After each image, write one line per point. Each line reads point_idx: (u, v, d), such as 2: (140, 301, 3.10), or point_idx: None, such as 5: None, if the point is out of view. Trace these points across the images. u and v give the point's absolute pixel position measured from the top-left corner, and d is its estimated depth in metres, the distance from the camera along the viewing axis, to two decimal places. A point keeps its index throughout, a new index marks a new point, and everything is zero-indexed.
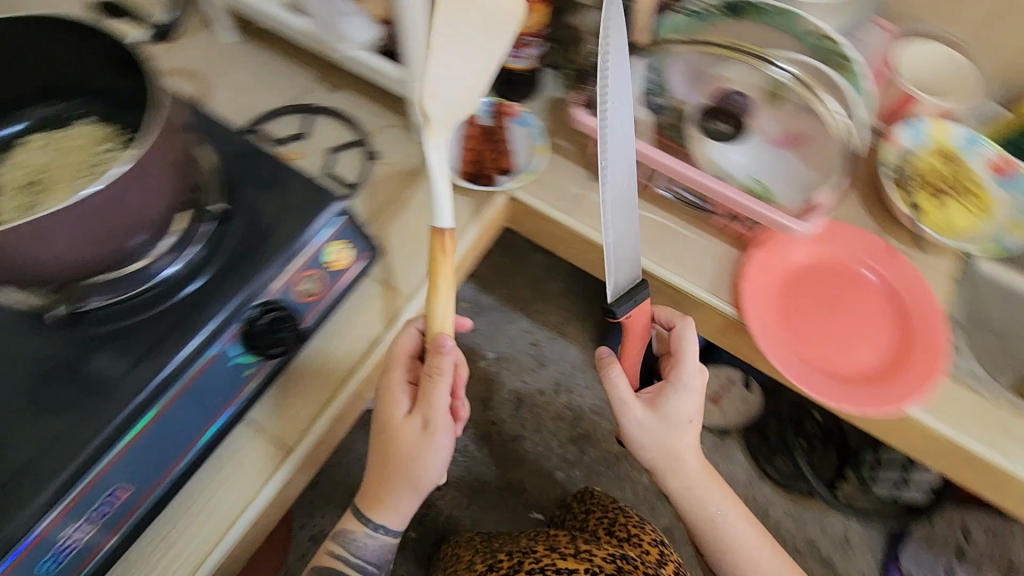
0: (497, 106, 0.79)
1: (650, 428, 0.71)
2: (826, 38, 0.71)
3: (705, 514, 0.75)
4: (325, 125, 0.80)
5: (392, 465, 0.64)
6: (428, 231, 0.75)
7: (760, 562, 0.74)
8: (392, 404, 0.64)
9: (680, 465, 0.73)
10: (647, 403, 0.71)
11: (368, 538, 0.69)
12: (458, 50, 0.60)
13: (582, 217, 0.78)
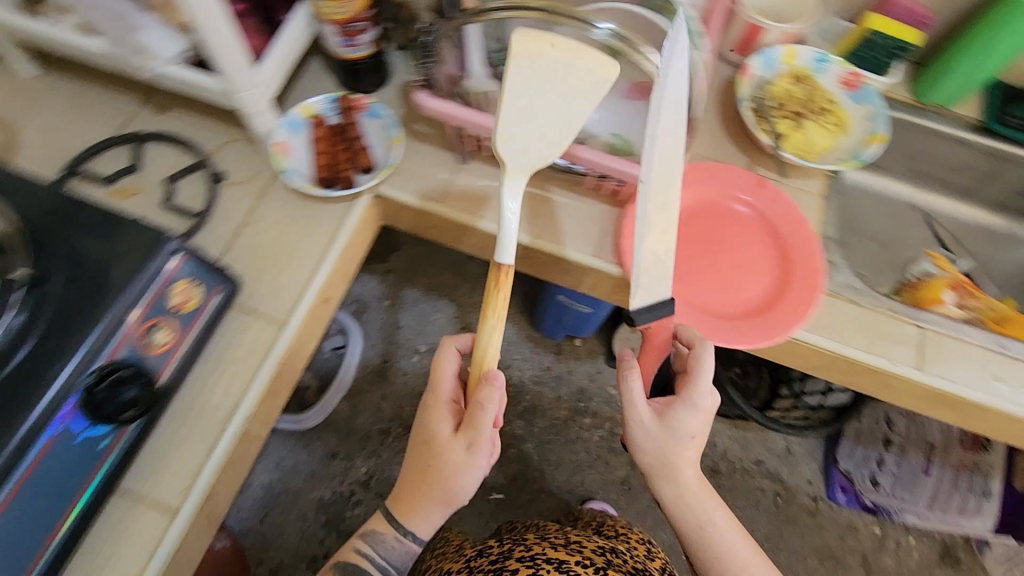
0: (342, 101, 0.74)
1: (655, 443, 0.68)
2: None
3: (705, 536, 0.70)
4: (159, 152, 0.73)
5: (429, 479, 0.67)
6: (292, 248, 0.71)
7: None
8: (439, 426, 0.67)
9: (683, 481, 0.69)
10: (655, 417, 0.67)
11: (395, 542, 0.72)
12: (540, 103, 0.57)
13: (453, 204, 0.75)
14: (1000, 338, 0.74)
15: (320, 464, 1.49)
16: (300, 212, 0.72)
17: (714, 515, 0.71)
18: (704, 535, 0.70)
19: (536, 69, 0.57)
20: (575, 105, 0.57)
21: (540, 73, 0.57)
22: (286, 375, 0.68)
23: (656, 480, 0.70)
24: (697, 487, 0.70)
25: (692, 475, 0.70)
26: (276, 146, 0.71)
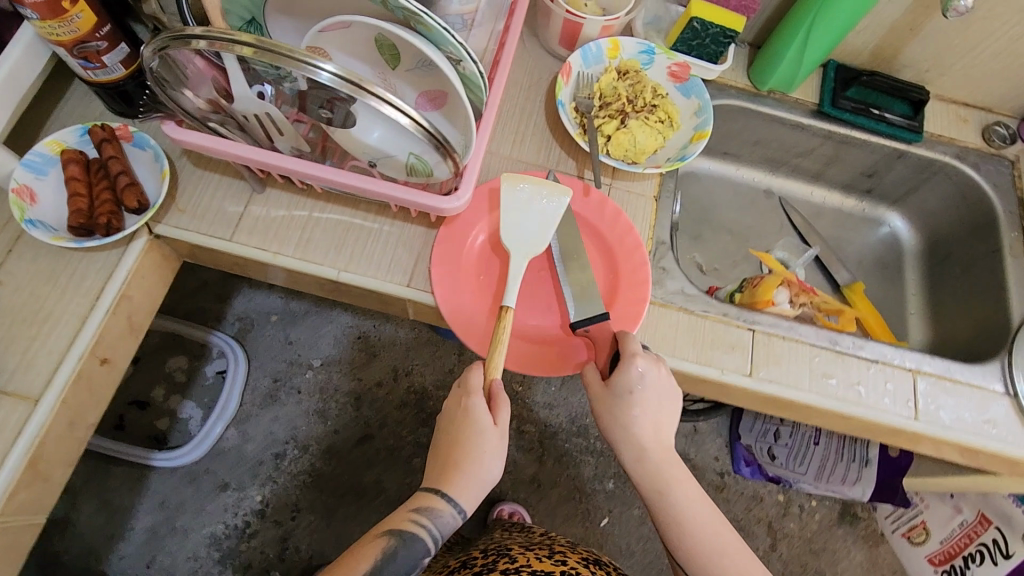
0: (94, 130, 0.64)
1: (612, 417, 0.62)
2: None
3: (668, 513, 0.63)
4: None
5: (472, 459, 0.61)
6: (51, 308, 0.62)
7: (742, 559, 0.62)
8: (474, 408, 0.62)
9: (642, 454, 0.62)
10: (603, 388, 0.63)
11: (455, 521, 0.62)
12: (525, 212, 0.66)
13: (247, 239, 0.67)
14: (832, 334, 0.73)
15: (209, 499, 1.40)
16: (60, 267, 0.63)
17: (685, 495, 0.63)
18: (672, 511, 0.63)
19: (520, 194, 0.67)
20: (551, 208, 0.66)
21: (522, 195, 0.67)
22: (53, 454, 0.60)
23: (630, 459, 0.63)
24: (662, 459, 0.63)
25: (659, 445, 0.63)
26: (16, 192, 0.61)
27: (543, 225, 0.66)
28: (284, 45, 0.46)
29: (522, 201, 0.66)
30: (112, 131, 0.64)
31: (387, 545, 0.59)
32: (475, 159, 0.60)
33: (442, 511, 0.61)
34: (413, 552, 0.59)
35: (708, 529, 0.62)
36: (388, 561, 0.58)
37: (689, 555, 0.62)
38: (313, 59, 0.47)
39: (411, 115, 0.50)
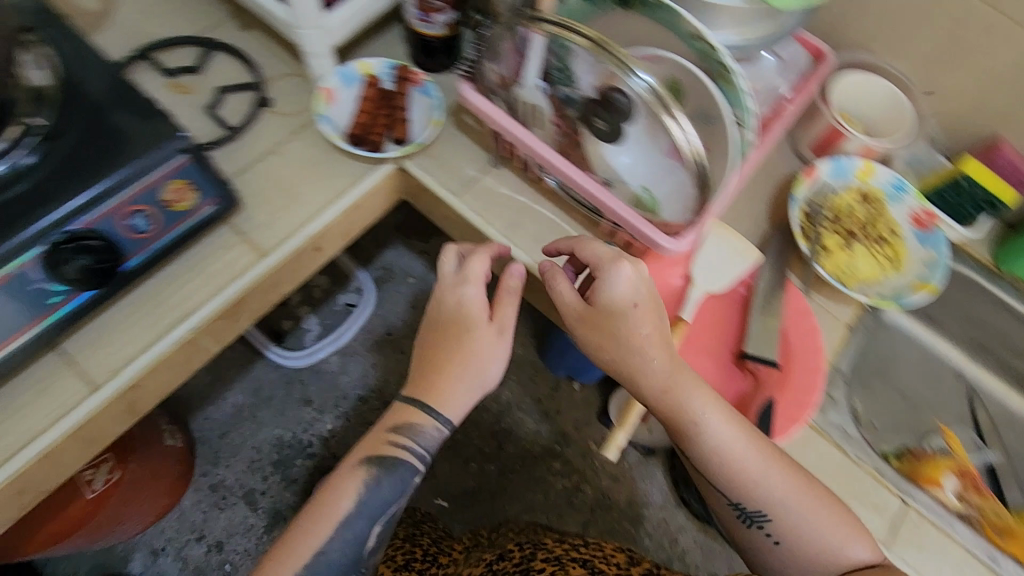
0: (400, 70, 0.76)
1: (607, 341, 0.59)
2: (706, 42, 0.61)
3: (703, 442, 0.60)
4: (224, 64, 0.77)
5: (437, 385, 0.63)
6: (304, 189, 0.72)
7: (810, 509, 0.59)
8: (470, 316, 0.63)
9: (654, 380, 0.60)
10: (583, 311, 0.59)
11: (435, 434, 0.64)
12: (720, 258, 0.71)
13: (470, 201, 0.74)
14: (992, 549, 0.65)
15: (292, 406, 1.51)
16: (323, 161, 0.73)
17: (710, 420, 0.59)
18: (703, 438, 0.59)
19: (721, 244, 0.72)
20: (738, 261, 0.71)
21: (719, 243, 0.71)
22: (252, 303, 0.69)
23: (647, 391, 0.60)
24: (677, 385, 0.60)
25: (672, 368, 0.60)
26: (322, 91, 0.73)
27: (729, 274, 0.71)
28: (618, 48, 0.58)
29: (720, 249, 0.71)
30: (411, 74, 0.76)
31: (371, 475, 0.62)
32: (720, 206, 0.62)
33: (419, 433, 0.63)
34: (396, 479, 0.63)
35: (738, 455, 0.59)
36: (371, 490, 0.62)
37: (723, 480, 0.60)
38: (638, 67, 0.59)
39: (693, 140, 0.60)
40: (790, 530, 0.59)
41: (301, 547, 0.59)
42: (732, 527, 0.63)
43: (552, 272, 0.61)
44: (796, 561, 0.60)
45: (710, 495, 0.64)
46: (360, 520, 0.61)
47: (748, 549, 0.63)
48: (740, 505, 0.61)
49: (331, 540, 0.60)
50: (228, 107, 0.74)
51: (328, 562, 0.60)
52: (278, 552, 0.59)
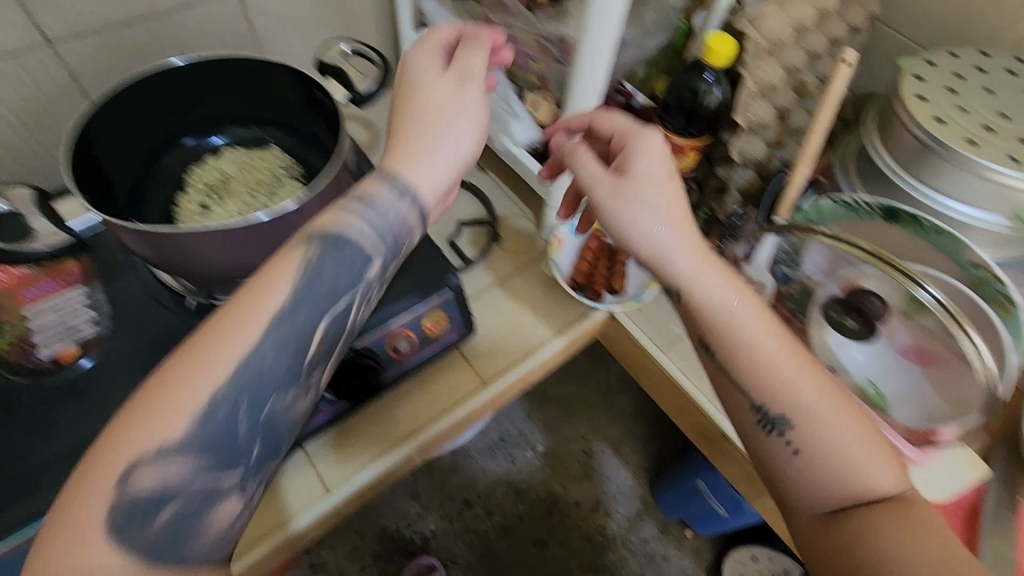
0: None
1: (625, 198, 0.51)
2: (990, 273, 0.61)
3: (731, 337, 0.49)
4: (464, 199, 0.86)
5: (399, 159, 0.48)
6: (525, 325, 0.77)
7: (847, 440, 0.46)
8: (419, 82, 0.49)
9: (655, 241, 0.51)
10: (616, 182, 0.52)
11: (391, 208, 0.47)
12: (941, 473, 0.68)
13: (676, 359, 0.77)
14: None
15: (396, 498, 1.49)
16: (544, 300, 0.79)
17: (740, 308, 0.49)
18: (729, 337, 0.49)
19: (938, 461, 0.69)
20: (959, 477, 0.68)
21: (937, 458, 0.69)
22: (465, 428, 0.73)
23: (652, 258, 0.51)
24: (689, 261, 0.50)
25: (682, 237, 0.51)
26: (555, 239, 0.79)
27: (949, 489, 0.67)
28: (901, 264, 0.58)
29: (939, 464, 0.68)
30: None
31: (308, 257, 0.43)
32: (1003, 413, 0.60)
33: (370, 198, 0.46)
34: (342, 264, 0.44)
35: (769, 352, 0.48)
36: (303, 274, 0.43)
37: (744, 376, 0.48)
38: (926, 281, 0.58)
39: (987, 360, 0.56)
40: (822, 443, 0.46)
41: (210, 351, 0.39)
42: (746, 441, 0.50)
43: (574, 150, 0.54)
44: (817, 478, 0.46)
45: (723, 396, 0.51)
46: (301, 311, 0.42)
47: (765, 464, 0.49)
48: (763, 408, 0.47)
49: (266, 339, 0.41)
50: (465, 240, 0.83)
51: (258, 382, 0.40)
52: (184, 352, 0.40)
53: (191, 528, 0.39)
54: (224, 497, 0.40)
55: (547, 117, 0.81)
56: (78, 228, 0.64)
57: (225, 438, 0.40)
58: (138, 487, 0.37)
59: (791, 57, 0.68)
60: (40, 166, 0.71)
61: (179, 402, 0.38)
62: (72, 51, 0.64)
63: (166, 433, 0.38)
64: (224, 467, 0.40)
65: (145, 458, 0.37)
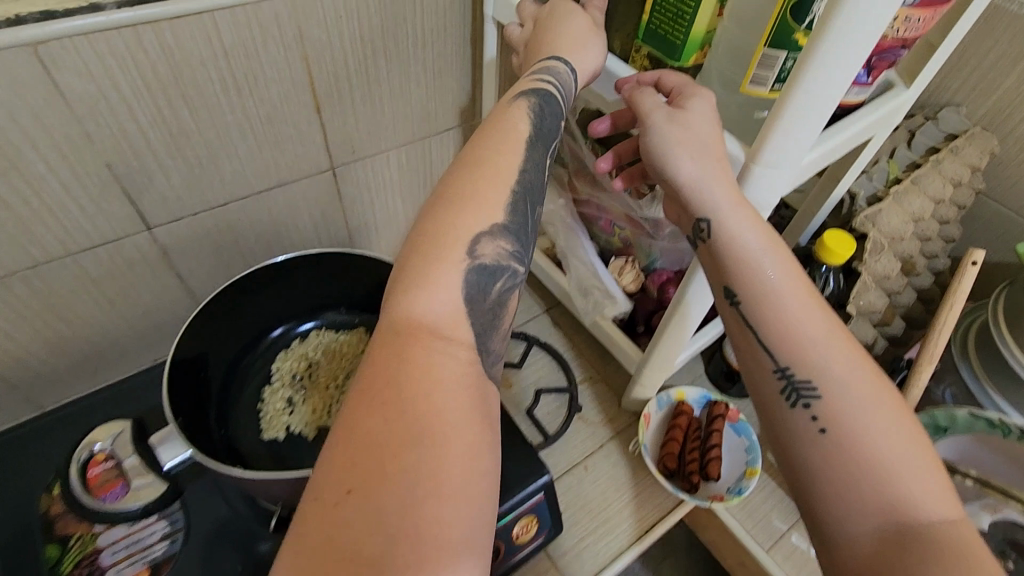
0: (715, 404, 0.75)
1: (683, 126, 0.45)
2: None
3: (752, 282, 0.44)
4: (539, 360, 0.83)
5: (563, 45, 0.51)
6: (611, 514, 0.71)
7: (875, 421, 0.39)
8: (567, 12, 0.53)
9: (688, 177, 0.45)
10: (672, 113, 0.46)
11: (570, 83, 0.50)
12: None
13: (780, 561, 0.69)
14: None
15: None
16: (630, 482, 0.73)
17: (770, 258, 0.44)
18: (755, 280, 0.44)
19: None
20: None
21: None
22: None
23: (686, 190, 0.45)
24: (729, 199, 0.44)
25: (722, 177, 0.44)
26: (644, 415, 0.75)
27: None
28: None
29: None
30: (728, 410, 0.75)
31: (531, 107, 0.47)
32: None
33: (552, 69, 0.49)
34: (556, 117, 0.48)
35: (799, 312, 0.42)
36: (536, 119, 0.47)
37: (771, 333, 0.43)
38: None
39: None
40: (849, 417, 0.39)
41: (503, 164, 0.43)
42: (767, 414, 0.44)
43: (636, 89, 0.49)
44: (841, 464, 0.38)
45: (744, 360, 0.46)
46: (540, 145, 0.46)
47: (781, 443, 0.42)
48: (787, 372, 0.42)
49: (527, 158, 0.45)
50: (543, 408, 0.79)
51: (533, 192, 0.44)
52: (476, 172, 0.43)
53: (498, 314, 0.41)
54: (514, 288, 0.42)
55: (633, 284, 0.76)
56: (170, 465, 0.48)
57: (521, 240, 0.43)
58: (482, 259, 0.40)
59: (905, 246, 0.66)
60: (118, 334, 0.69)
61: (494, 195, 0.42)
62: (168, 231, 0.64)
63: (485, 223, 0.41)
64: (521, 260, 0.43)
65: (479, 234, 0.40)
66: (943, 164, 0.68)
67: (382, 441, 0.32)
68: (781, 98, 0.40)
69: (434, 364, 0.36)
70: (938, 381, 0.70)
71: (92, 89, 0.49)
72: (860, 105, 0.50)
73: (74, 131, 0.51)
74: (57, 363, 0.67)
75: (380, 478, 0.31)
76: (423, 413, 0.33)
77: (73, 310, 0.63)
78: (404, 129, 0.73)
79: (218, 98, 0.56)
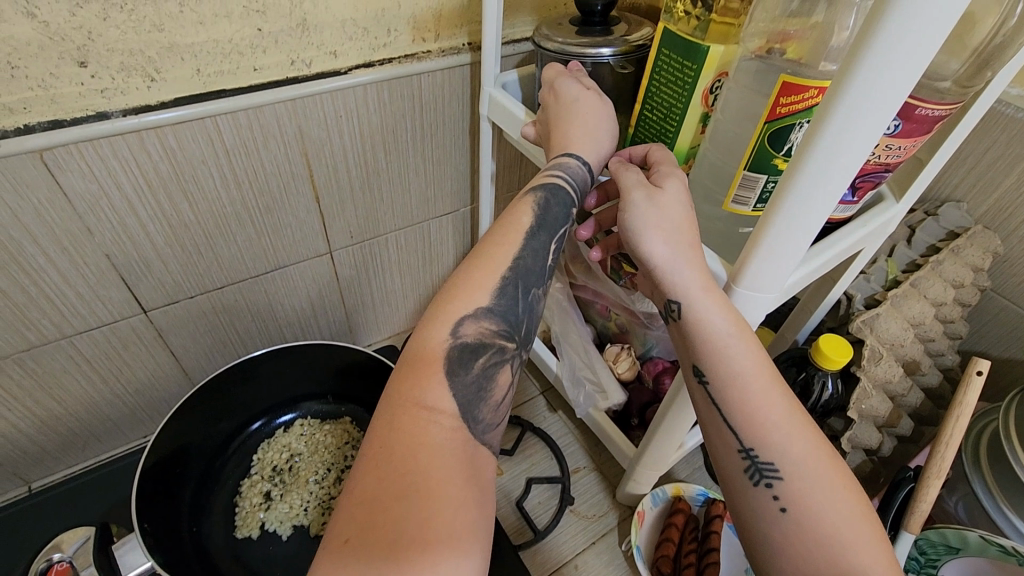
0: (713, 502, 0.72)
1: (661, 209, 0.41)
2: None
3: (715, 360, 0.40)
4: (533, 446, 0.81)
5: (573, 138, 0.48)
6: None
7: (834, 505, 0.36)
8: (573, 99, 0.49)
9: (662, 260, 0.41)
10: (652, 193, 0.41)
11: (583, 173, 0.48)
12: None
13: None
14: None
15: None
16: None
17: (738, 342, 0.40)
18: (716, 358, 0.40)
19: None
20: None
21: None
22: None
23: (656, 270, 0.41)
24: (694, 275, 0.40)
25: (695, 257, 0.41)
26: (637, 513, 0.72)
27: None
28: None
29: None
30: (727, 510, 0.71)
31: (536, 200, 0.46)
32: None
33: (564, 164, 0.47)
34: (563, 206, 0.46)
35: (766, 396, 0.39)
36: (544, 213, 0.46)
37: (735, 412, 0.40)
38: None
39: None
40: (811, 502, 0.36)
41: (498, 252, 0.42)
42: (730, 495, 0.41)
43: (620, 166, 0.45)
44: (805, 552, 0.35)
45: (708, 434, 0.42)
46: (543, 234, 0.45)
47: (744, 524, 0.39)
48: (751, 454, 0.39)
49: (524, 247, 0.43)
50: (535, 499, 0.76)
51: (529, 274, 0.43)
52: (471, 262, 0.42)
53: (485, 388, 0.38)
54: (504, 362, 0.40)
55: (629, 372, 0.74)
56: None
57: (511, 316, 0.41)
58: (463, 338, 0.38)
59: (906, 350, 0.65)
60: (110, 413, 0.69)
61: (486, 275, 0.41)
62: (164, 315, 0.64)
63: (471, 305, 0.39)
64: (510, 336, 0.41)
65: (465, 315, 0.39)
66: (944, 266, 0.67)
67: (381, 494, 0.31)
68: (765, 216, 0.38)
69: (421, 429, 0.34)
70: (949, 489, 0.67)
71: (94, 188, 0.51)
72: (848, 219, 0.50)
73: (75, 226, 0.52)
74: (47, 442, 0.66)
75: (380, 530, 0.30)
76: (418, 472, 0.32)
77: (63, 391, 0.63)
78: (402, 212, 0.74)
79: (218, 191, 0.58)
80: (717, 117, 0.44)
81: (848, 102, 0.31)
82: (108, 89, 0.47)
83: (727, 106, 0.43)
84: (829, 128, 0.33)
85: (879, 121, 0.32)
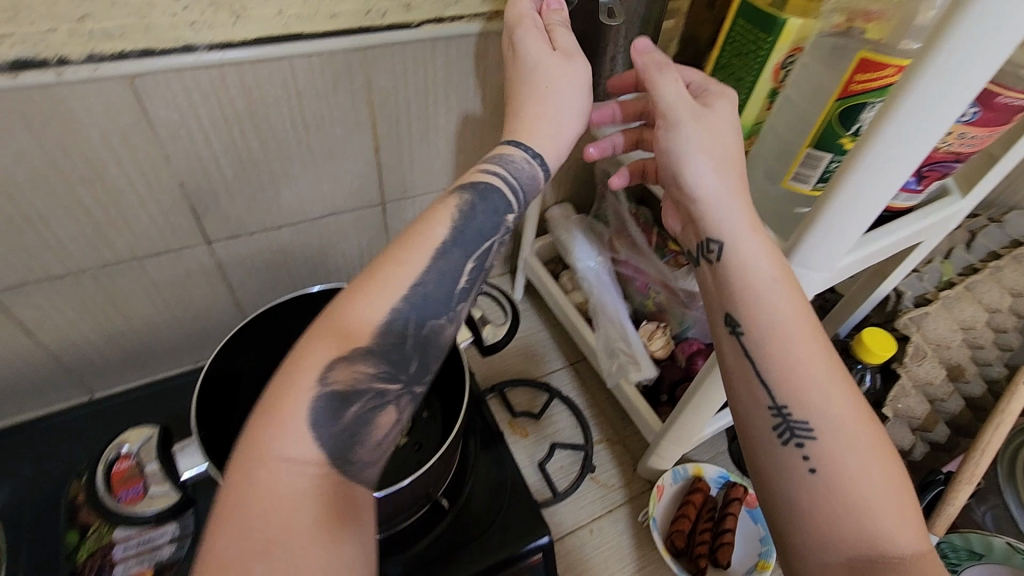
0: (732, 485, 0.73)
1: (712, 129, 0.42)
2: None
3: (756, 313, 0.40)
4: (558, 413, 0.83)
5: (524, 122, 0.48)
6: None
7: (861, 464, 0.37)
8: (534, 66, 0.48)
9: (704, 186, 0.42)
10: (700, 110, 0.43)
11: (526, 170, 0.47)
12: None
13: None
14: None
15: None
16: (634, 553, 0.72)
17: (781, 291, 0.40)
18: (756, 312, 0.40)
19: None
20: None
21: None
22: None
23: (701, 204, 0.43)
24: (740, 217, 0.42)
25: (739, 191, 0.42)
26: (657, 487, 0.73)
27: None
28: None
29: None
30: (746, 494, 0.72)
31: (459, 205, 0.44)
32: None
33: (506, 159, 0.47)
34: (490, 216, 0.45)
35: (805, 351, 0.39)
36: (464, 220, 0.44)
37: (770, 368, 0.40)
38: None
39: None
40: (839, 458, 0.37)
41: (393, 273, 0.40)
42: (753, 451, 0.41)
43: (650, 66, 0.44)
44: (828, 507, 0.36)
45: (736, 391, 0.42)
46: (456, 252, 0.42)
47: (767, 480, 0.40)
48: (783, 410, 0.39)
49: (427, 270, 0.41)
50: (557, 462, 0.78)
51: (426, 304, 0.40)
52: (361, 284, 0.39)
53: (358, 433, 0.37)
54: (385, 405, 0.38)
55: (662, 350, 0.75)
56: (184, 475, 0.55)
57: (396, 357, 0.39)
58: (332, 385, 0.36)
59: (952, 354, 0.64)
60: (169, 336, 0.74)
61: (372, 305, 0.38)
62: (225, 248, 0.68)
63: (349, 343, 0.37)
64: (391, 378, 0.39)
65: (338, 359, 0.37)
66: (1004, 273, 0.65)
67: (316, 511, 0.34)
68: (826, 195, 0.38)
69: (276, 484, 0.33)
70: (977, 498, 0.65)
71: (175, 116, 0.54)
72: (909, 210, 0.49)
73: (155, 152, 0.55)
74: (110, 355, 0.71)
75: None
76: (279, 531, 0.32)
77: (131, 308, 0.68)
78: (456, 172, 0.75)
79: (288, 133, 0.60)
80: (787, 92, 0.44)
81: (924, 84, 0.31)
82: (197, 22, 0.48)
83: (802, 80, 0.43)
84: (901, 109, 0.32)
85: (959, 102, 0.31)
